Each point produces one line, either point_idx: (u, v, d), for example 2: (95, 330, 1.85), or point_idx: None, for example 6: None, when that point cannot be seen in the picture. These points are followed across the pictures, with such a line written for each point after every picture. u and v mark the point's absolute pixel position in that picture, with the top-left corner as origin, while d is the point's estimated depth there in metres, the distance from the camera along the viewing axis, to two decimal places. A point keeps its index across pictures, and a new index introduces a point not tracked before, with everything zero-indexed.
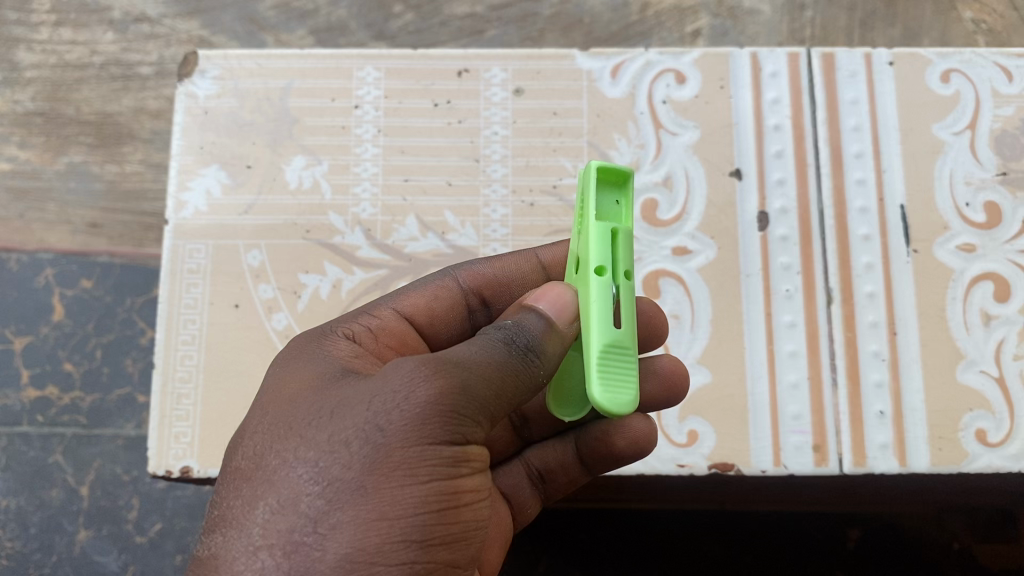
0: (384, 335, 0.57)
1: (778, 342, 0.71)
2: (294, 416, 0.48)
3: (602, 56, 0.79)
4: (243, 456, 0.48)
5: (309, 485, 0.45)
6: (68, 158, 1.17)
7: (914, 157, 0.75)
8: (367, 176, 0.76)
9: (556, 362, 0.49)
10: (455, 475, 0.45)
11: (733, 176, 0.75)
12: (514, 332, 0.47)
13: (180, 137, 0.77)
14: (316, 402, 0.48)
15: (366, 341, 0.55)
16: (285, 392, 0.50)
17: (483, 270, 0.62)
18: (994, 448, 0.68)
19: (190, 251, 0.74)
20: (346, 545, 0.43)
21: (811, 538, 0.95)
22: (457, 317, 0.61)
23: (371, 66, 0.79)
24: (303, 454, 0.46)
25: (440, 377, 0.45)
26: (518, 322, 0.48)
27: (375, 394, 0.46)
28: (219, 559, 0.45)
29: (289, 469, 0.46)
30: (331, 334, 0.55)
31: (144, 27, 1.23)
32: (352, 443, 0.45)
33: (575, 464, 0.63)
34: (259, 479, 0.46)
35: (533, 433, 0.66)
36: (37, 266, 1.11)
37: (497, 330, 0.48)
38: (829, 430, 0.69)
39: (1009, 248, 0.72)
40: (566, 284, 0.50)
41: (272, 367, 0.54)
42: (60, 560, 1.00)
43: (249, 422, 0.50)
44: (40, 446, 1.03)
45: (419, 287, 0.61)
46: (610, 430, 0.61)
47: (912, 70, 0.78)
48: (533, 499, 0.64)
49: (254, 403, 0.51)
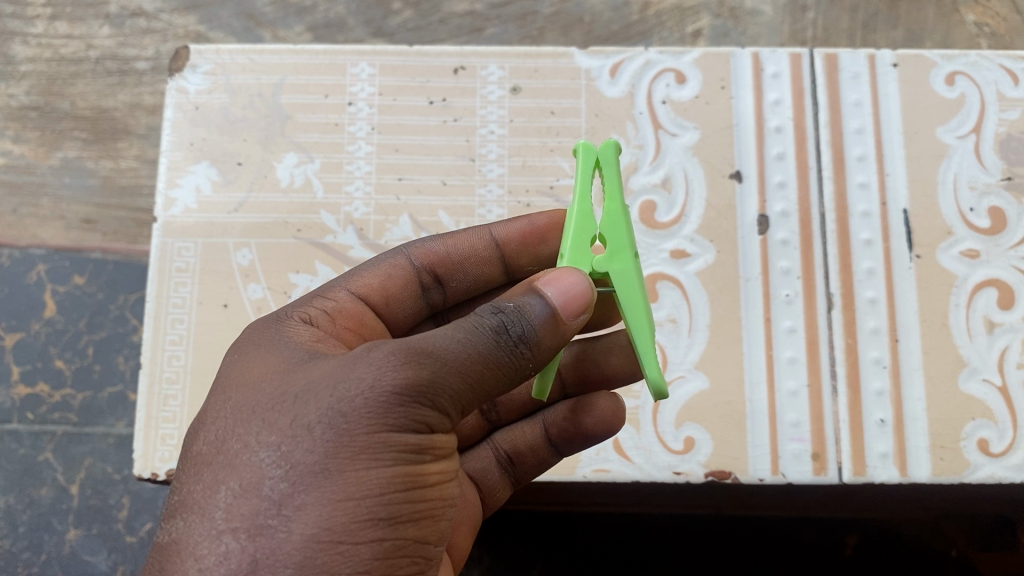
0: (341, 316, 0.55)
1: (778, 348, 0.70)
2: (256, 399, 0.46)
3: (601, 55, 0.78)
4: (205, 441, 0.46)
5: (271, 469, 0.43)
6: (62, 153, 1.16)
7: (918, 161, 0.74)
8: (360, 174, 0.74)
9: (551, 354, 0.45)
10: (424, 454, 0.44)
11: (733, 178, 0.74)
12: (510, 319, 0.44)
13: (170, 133, 0.76)
14: (280, 384, 0.46)
15: (323, 323, 0.54)
16: (248, 374, 0.48)
17: (436, 248, 0.60)
18: (997, 458, 0.67)
19: (180, 249, 0.73)
20: (311, 525, 0.42)
21: (808, 544, 0.94)
22: (411, 296, 0.60)
23: (366, 63, 0.78)
24: (265, 438, 0.44)
25: (410, 362, 0.42)
26: (520, 307, 0.44)
27: (340, 377, 0.44)
28: (181, 545, 0.43)
29: (251, 453, 0.44)
30: (287, 318, 0.53)
31: (140, 22, 1.21)
32: (315, 426, 0.43)
33: (543, 445, 0.61)
34: (221, 463, 0.45)
35: (501, 416, 0.64)
36: (29, 262, 1.09)
37: (491, 315, 0.44)
38: (829, 438, 0.68)
39: (1013, 254, 0.71)
40: (578, 273, 0.46)
41: (229, 352, 0.52)
42: (49, 559, 0.98)
43: (211, 407, 0.48)
44: (30, 444, 1.02)
45: (371, 267, 0.59)
46: (577, 408, 0.59)
47: (917, 72, 0.76)
48: (502, 483, 0.62)
49: (215, 388, 0.49)
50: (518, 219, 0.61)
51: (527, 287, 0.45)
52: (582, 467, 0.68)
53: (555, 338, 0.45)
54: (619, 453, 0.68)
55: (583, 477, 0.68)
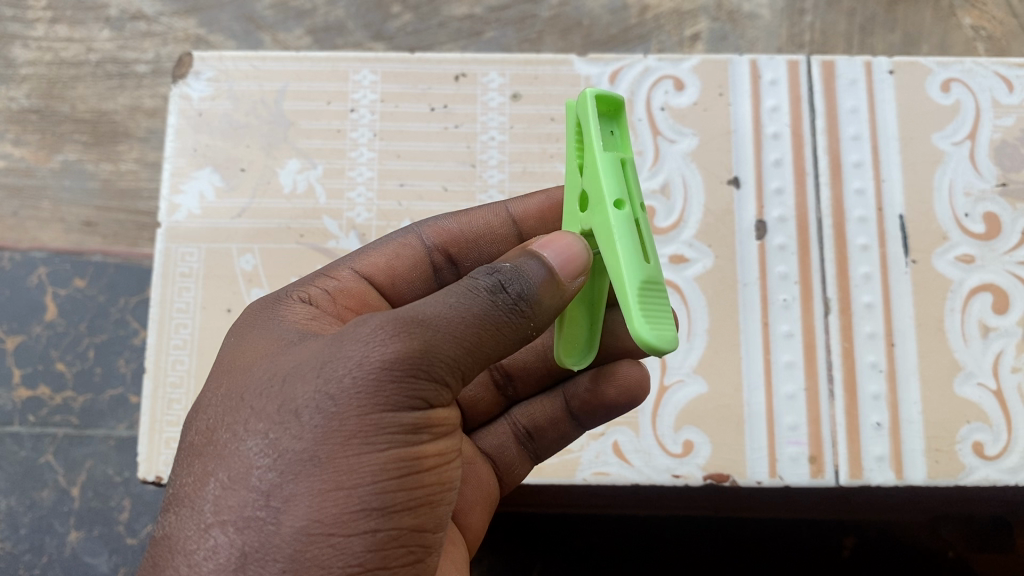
0: (342, 296, 0.55)
1: (775, 352, 0.71)
2: (248, 386, 0.46)
3: (601, 62, 0.78)
4: (198, 431, 0.47)
5: (259, 458, 0.43)
6: (62, 156, 1.17)
7: (914, 167, 0.75)
8: (362, 180, 0.75)
9: (553, 314, 0.46)
10: (419, 436, 0.43)
11: (731, 184, 0.75)
12: (507, 279, 0.45)
13: (174, 138, 0.76)
14: (270, 369, 0.46)
15: (324, 303, 0.54)
16: (241, 360, 0.49)
17: (448, 226, 0.61)
18: (991, 461, 0.67)
19: (183, 254, 0.73)
20: (300, 517, 0.42)
21: (806, 545, 0.95)
22: (421, 276, 0.60)
23: (368, 69, 0.78)
24: (253, 427, 0.44)
25: (400, 334, 0.42)
26: (518, 267, 0.45)
27: (328, 358, 0.44)
28: (173, 541, 0.44)
29: (240, 444, 0.44)
30: (285, 299, 0.53)
31: (141, 25, 1.22)
32: (303, 411, 0.43)
33: (563, 418, 0.62)
34: (211, 454, 0.45)
35: (518, 391, 0.65)
36: (30, 265, 1.10)
37: (488, 276, 0.45)
38: (825, 442, 0.69)
39: (1008, 259, 0.72)
40: (576, 238, 0.48)
41: (229, 335, 0.52)
42: (50, 561, 0.99)
43: (206, 396, 0.49)
44: (31, 447, 1.03)
45: (379, 246, 0.60)
46: (602, 377, 0.58)
47: (911, 79, 0.77)
48: (521, 458, 0.63)
49: (211, 375, 0.50)
50: (534, 197, 0.63)
51: (523, 252, 0.47)
52: (582, 471, 0.69)
53: (556, 297, 0.46)
54: (619, 457, 0.69)
55: (583, 480, 0.68)
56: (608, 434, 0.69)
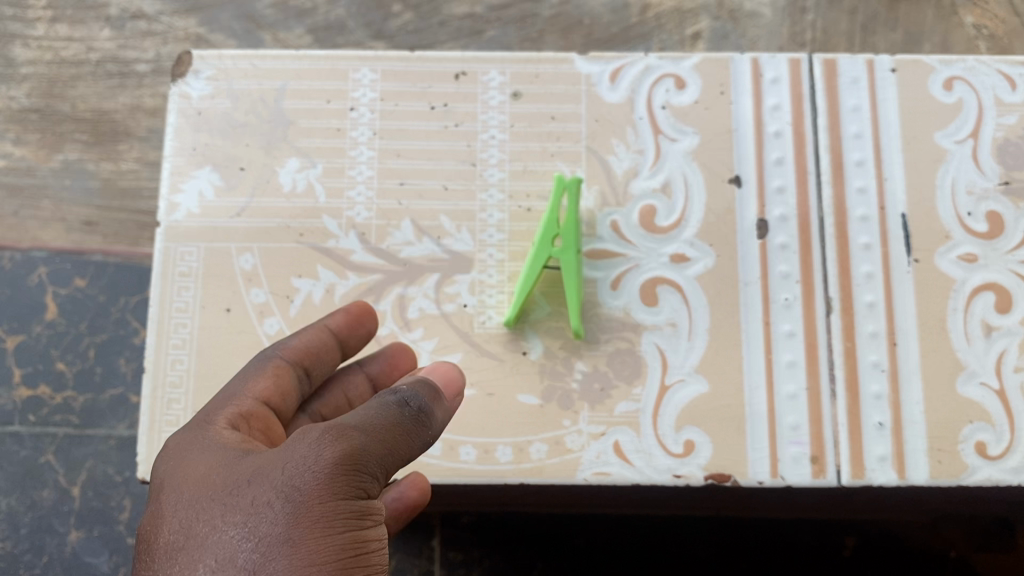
0: (253, 422, 0.58)
1: (777, 351, 0.70)
2: (207, 493, 0.50)
3: (602, 60, 0.77)
4: (164, 536, 0.49)
5: (242, 544, 0.47)
6: (63, 155, 1.17)
7: (916, 165, 0.74)
8: (362, 179, 0.75)
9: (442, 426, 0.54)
10: (364, 520, 0.48)
11: (732, 183, 0.74)
12: (408, 394, 0.52)
13: (173, 137, 0.76)
14: (229, 476, 0.50)
15: (242, 426, 0.57)
16: (188, 473, 0.52)
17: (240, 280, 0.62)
18: (993, 461, 0.68)
19: (183, 254, 0.73)
20: None
21: (806, 546, 0.95)
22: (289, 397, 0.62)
23: (367, 68, 0.78)
24: (229, 519, 0.48)
25: (342, 437, 0.48)
26: (413, 384, 0.53)
27: (285, 458, 0.49)
28: None
29: (217, 535, 0.47)
30: (212, 423, 0.56)
31: (141, 24, 1.22)
32: (274, 503, 0.47)
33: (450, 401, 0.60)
34: (187, 550, 0.48)
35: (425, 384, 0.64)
36: (31, 265, 1.10)
37: (392, 394, 0.51)
38: (827, 442, 0.69)
39: (1010, 258, 0.72)
40: None
41: (159, 461, 0.54)
42: (50, 561, 0.99)
43: (155, 512, 0.51)
44: (32, 446, 1.03)
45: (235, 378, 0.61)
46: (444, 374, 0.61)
47: (914, 77, 0.77)
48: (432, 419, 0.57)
49: (151, 499, 0.52)
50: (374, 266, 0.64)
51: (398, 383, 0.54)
52: (583, 470, 0.69)
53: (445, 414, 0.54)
54: (620, 457, 0.69)
55: (583, 480, 0.68)
56: (608, 433, 0.69)
